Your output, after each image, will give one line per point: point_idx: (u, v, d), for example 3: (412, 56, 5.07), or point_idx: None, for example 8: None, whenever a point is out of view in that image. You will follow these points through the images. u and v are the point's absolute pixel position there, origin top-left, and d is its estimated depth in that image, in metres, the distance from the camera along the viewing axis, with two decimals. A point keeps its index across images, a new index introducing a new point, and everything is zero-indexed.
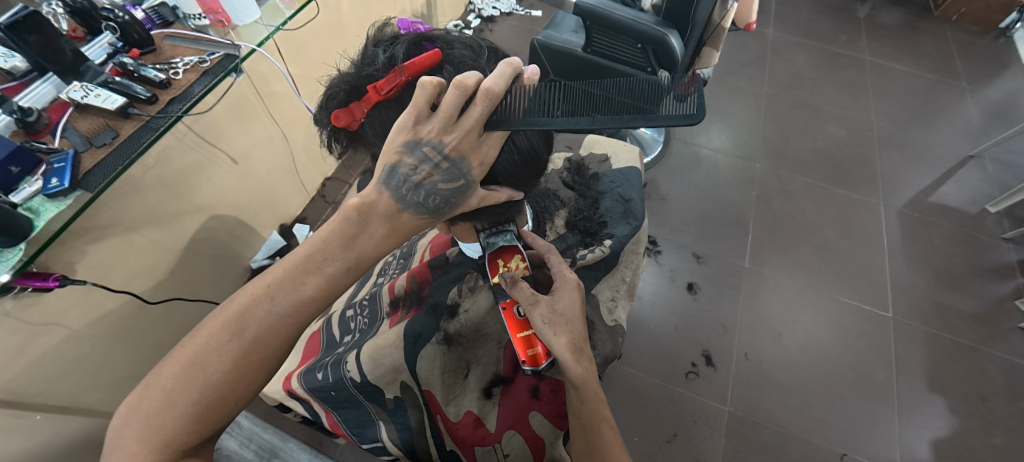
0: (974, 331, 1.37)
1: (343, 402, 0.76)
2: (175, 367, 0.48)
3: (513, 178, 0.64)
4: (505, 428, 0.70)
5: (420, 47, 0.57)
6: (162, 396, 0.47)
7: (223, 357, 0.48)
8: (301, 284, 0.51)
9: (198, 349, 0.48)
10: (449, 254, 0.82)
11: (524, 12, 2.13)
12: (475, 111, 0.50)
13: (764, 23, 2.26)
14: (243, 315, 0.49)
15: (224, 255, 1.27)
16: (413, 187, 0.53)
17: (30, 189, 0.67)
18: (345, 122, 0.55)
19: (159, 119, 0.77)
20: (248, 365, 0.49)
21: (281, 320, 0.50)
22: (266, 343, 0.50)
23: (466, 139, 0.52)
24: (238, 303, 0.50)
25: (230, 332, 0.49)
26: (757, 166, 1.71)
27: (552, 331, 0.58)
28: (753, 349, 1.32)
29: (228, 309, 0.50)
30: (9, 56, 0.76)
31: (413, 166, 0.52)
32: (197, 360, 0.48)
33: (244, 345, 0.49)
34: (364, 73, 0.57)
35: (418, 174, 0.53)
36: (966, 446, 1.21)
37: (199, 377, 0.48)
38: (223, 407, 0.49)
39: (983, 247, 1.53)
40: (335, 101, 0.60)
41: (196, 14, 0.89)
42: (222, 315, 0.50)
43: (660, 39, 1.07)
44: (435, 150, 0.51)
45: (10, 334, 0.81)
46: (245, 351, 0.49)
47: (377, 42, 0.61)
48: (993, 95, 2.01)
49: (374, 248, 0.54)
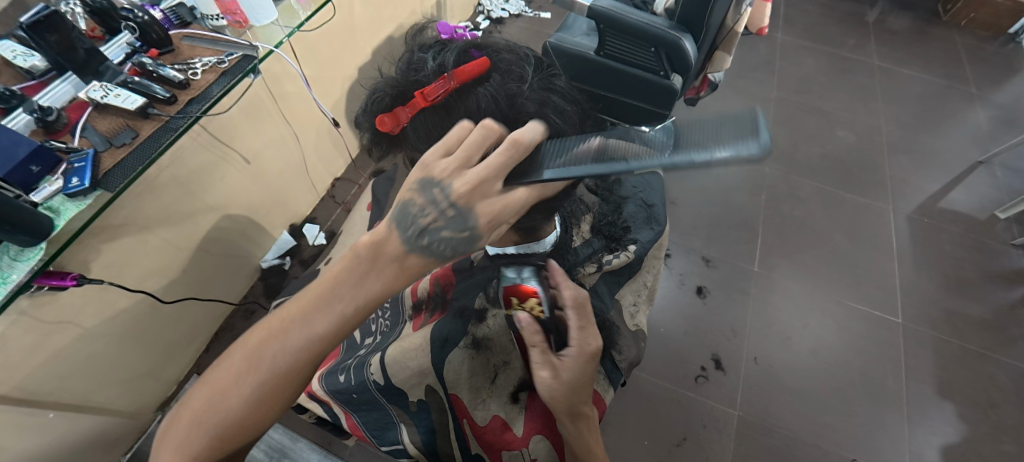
0: (984, 337, 1.37)
1: (364, 405, 0.77)
2: (208, 390, 0.49)
3: (549, 187, 0.60)
4: (533, 433, 0.68)
5: (469, 55, 0.56)
6: (192, 419, 0.48)
7: (242, 386, 0.48)
8: (315, 320, 0.49)
9: (224, 376, 0.49)
10: (474, 257, 0.78)
11: (533, 14, 2.13)
12: (493, 160, 0.49)
13: (773, 27, 2.26)
14: (263, 345, 0.49)
15: (236, 254, 1.27)
16: (420, 231, 0.50)
17: (51, 189, 0.67)
18: (390, 126, 0.56)
19: (178, 120, 0.77)
20: (263, 396, 0.48)
21: (296, 354, 0.49)
22: (281, 377, 0.48)
23: (479, 189, 0.50)
24: (262, 332, 0.50)
25: (249, 361, 0.49)
26: (766, 170, 1.71)
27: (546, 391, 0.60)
28: (762, 354, 1.32)
29: (254, 336, 0.50)
30: (28, 56, 0.76)
31: (422, 208, 0.50)
32: (227, 384, 0.48)
33: (259, 377, 0.48)
34: (411, 79, 0.57)
35: (426, 217, 0.50)
36: (976, 453, 1.21)
37: (223, 403, 0.48)
38: (242, 434, 0.49)
39: (992, 253, 1.53)
40: (379, 105, 0.59)
41: (214, 15, 0.89)
42: (248, 343, 0.50)
43: (673, 43, 1.08)
44: (444, 193, 0.49)
45: (26, 331, 0.81)
46: (260, 383, 0.48)
47: (420, 48, 0.60)
48: (1001, 101, 2.01)
49: (389, 284, 0.50)
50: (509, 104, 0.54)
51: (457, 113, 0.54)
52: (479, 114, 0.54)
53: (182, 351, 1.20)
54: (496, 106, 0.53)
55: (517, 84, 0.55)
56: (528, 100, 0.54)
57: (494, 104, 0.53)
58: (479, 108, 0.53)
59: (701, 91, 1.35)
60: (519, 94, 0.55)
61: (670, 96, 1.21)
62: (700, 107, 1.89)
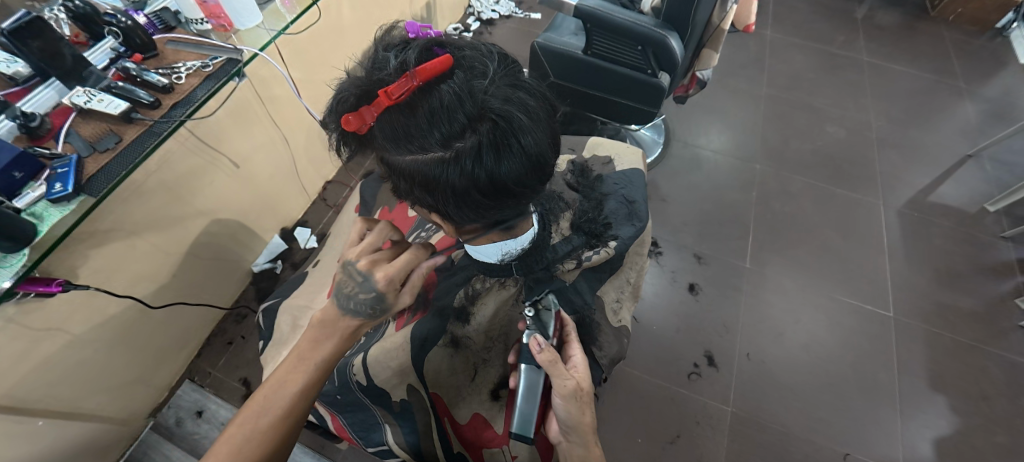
0: (975, 330, 1.37)
1: (349, 406, 0.79)
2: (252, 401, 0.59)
3: (521, 188, 0.57)
4: (513, 431, 0.70)
5: (431, 53, 0.54)
6: (230, 446, 0.55)
7: (278, 401, 0.58)
8: (324, 340, 0.63)
9: (260, 400, 0.58)
10: (455, 256, 0.79)
11: (523, 15, 2.14)
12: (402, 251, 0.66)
13: (762, 25, 2.27)
14: (288, 369, 0.60)
15: (227, 259, 1.27)
16: (348, 299, 0.62)
17: (34, 194, 0.67)
18: (356, 126, 0.54)
19: (162, 124, 0.77)
20: (295, 406, 0.59)
21: (317, 368, 0.61)
22: (309, 387, 0.60)
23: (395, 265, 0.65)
24: (282, 365, 0.61)
25: (279, 382, 0.59)
26: (757, 167, 1.71)
27: (579, 406, 0.62)
28: (755, 350, 1.32)
29: (276, 370, 0.60)
30: (11, 62, 0.76)
31: (346, 283, 0.63)
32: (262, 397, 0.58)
33: (294, 389, 0.59)
34: (375, 78, 0.55)
35: (349, 287, 0.63)
36: (969, 445, 1.21)
37: (261, 422, 0.57)
38: (278, 446, 0.58)
39: (983, 245, 1.54)
40: (344, 105, 0.58)
41: (199, 19, 0.90)
42: (270, 378, 0.60)
43: (659, 41, 1.08)
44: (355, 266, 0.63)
45: (13, 338, 0.81)
46: (295, 395, 0.59)
47: (386, 47, 0.59)
48: (990, 94, 2.02)
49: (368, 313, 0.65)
50: (473, 100, 0.50)
51: (420, 113, 0.50)
52: (442, 112, 0.50)
53: (173, 356, 1.20)
54: (459, 104, 0.50)
55: (482, 81, 0.51)
56: (492, 96, 0.51)
57: (459, 101, 0.50)
58: (442, 105, 0.49)
59: (689, 89, 1.36)
60: (483, 90, 0.51)
61: (658, 94, 1.22)
62: (690, 106, 1.90)
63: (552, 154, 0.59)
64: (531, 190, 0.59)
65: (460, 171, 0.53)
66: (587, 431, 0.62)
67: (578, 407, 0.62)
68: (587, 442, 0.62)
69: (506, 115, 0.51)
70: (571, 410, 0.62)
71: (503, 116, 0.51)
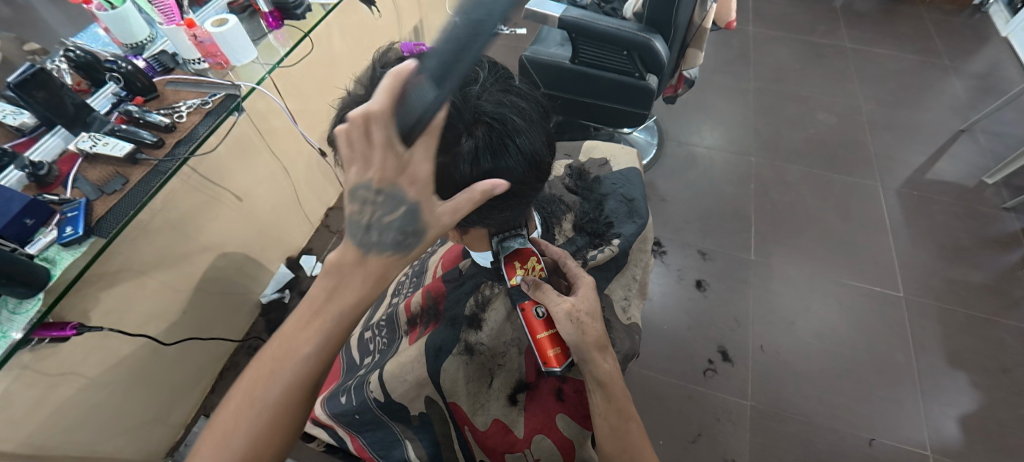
0: (987, 302, 1.37)
1: (367, 425, 0.75)
2: (203, 445, 0.45)
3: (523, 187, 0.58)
4: (533, 433, 0.68)
5: None
6: None
7: (246, 431, 0.45)
8: (302, 341, 0.47)
9: (222, 434, 0.45)
10: (462, 267, 0.79)
11: (509, 31, 2.19)
12: (376, 136, 0.45)
13: (744, 21, 2.31)
14: (261, 381, 0.46)
15: (234, 292, 1.27)
16: (365, 229, 0.49)
17: (46, 239, 0.69)
18: None
19: (167, 163, 0.78)
20: (271, 437, 0.46)
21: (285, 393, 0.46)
22: (284, 407, 0.46)
23: (389, 164, 0.46)
24: (252, 373, 0.47)
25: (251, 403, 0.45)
26: (752, 159, 1.73)
27: (577, 328, 0.59)
28: (768, 341, 1.32)
29: (241, 387, 0.46)
30: (18, 114, 0.78)
31: (356, 211, 0.48)
32: (215, 451, 0.44)
33: (265, 411, 0.45)
34: (373, 94, 0.58)
35: (365, 215, 0.48)
36: (995, 420, 1.19)
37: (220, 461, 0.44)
38: None
39: (985, 218, 1.54)
40: (347, 122, 0.61)
41: (195, 59, 0.92)
42: (240, 390, 0.46)
43: (644, 44, 1.11)
44: (365, 188, 0.47)
45: (29, 385, 0.82)
46: (268, 420, 0.45)
47: (382, 65, 0.62)
48: (975, 69, 2.04)
49: (365, 292, 0.50)
50: (467, 107, 0.53)
51: None
52: None
53: (186, 393, 1.19)
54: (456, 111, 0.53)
55: (475, 88, 0.55)
56: (486, 101, 0.54)
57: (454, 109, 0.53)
58: None
59: (678, 89, 1.38)
60: (476, 96, 0.54)
61: (648, 95, 1.24)
62: (680, 105, 1.93)
63: (549, 154, 0.60)
64: (531, 191, 0.61)
65: (462, 174, 0.54)
66: (592, 348, 0.60)
67: (576, 330, 0.59)
68: (593, 359, 0.60)
69: (500, 118, 0.54)
70: (572, 335, 0.59)
71: (497, 119, 0.53)
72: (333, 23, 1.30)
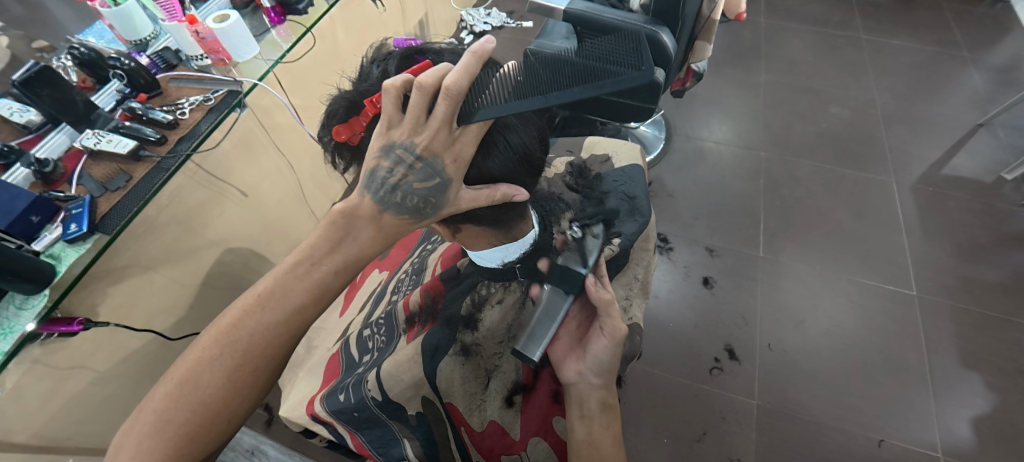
0: (1003, 302, 1.33)
1: (366, 423, 0.73)
2: (168, 385, 0.54)
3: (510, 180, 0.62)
4: (530, 435, 0.70)
5: (411, 60, 0.59)
6: (153, 420, 0.52)
7: (216, 369, 0.53)
8: (290, 292, 0.55)
9: (191, 366, 0.54)
10: (460, 265, 0.81)
11: (515, 25, 2.18)
12: (439, 110, 0.50)
13: (755, 13, 2.26)
14: (235, 328, 0.54)
15: (241, 287, 1.28)
16: (391, 189, 0.55)
17: (51, 237, 0.70)
18: (346, 136, 0.59)
19: (170, 160, 0.79)
20: (239, 381, 0.54)
21: (270, 329, 0.55)
22: (254, 355, 0.54)
23: (438, 138, 0.52)
24: (230, 316, 0.55)
25: (222, 346, 0.54)
26: (762, 154, 1.70)
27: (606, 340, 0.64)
28: (776, 340, 1.30)
29: (222, 322, 0.55)
30: (25, 111, 0.79)
31: (389, 169, 0.54)
32: (195, 369, 0.53)
33: (235, 359, 0.54)
34: (359, 89, 0.59)
35: (394, 176, 0.54)
36: (1010, 422, 1.16)
37: (191, 394, 0.53)
38: (217, 426, 0.54)
39: (1003, 215, 1.50)
40: (334, 118, 0.61)
41: (198, 55, 0.92)
42: (218, 328, 0.55)
43: (650, 37, 1.08)
44: (407, 151, 0.52)
45: (40, 379, 0.83)
46: (237, 364, 0.54)
47: (370, 60, 0.63)
48: (996, 61, 1.98)
49: (359, 250, 0.57)
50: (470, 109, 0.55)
51: None
52: None
53: None
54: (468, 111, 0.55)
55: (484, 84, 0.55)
56: None
57: None
58: None
59: (687, 82, 1.35)
60: None
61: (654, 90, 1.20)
62: (688, 99, 1.90)
63: (542, 149, 0.65)
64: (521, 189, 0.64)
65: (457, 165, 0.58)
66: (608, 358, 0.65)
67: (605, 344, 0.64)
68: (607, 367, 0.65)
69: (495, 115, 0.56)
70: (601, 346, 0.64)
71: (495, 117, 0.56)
72: (337, 18, 1.30)
